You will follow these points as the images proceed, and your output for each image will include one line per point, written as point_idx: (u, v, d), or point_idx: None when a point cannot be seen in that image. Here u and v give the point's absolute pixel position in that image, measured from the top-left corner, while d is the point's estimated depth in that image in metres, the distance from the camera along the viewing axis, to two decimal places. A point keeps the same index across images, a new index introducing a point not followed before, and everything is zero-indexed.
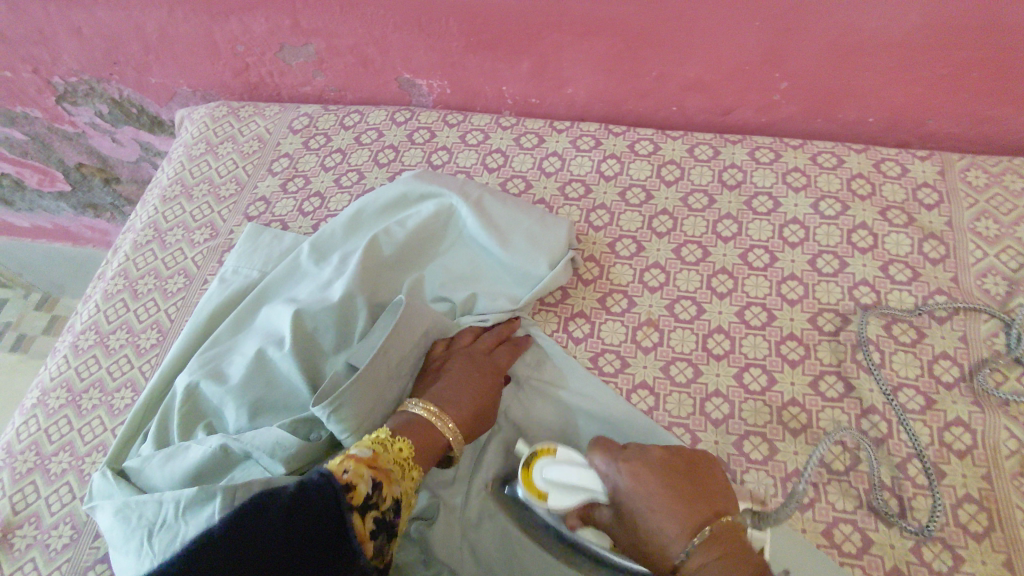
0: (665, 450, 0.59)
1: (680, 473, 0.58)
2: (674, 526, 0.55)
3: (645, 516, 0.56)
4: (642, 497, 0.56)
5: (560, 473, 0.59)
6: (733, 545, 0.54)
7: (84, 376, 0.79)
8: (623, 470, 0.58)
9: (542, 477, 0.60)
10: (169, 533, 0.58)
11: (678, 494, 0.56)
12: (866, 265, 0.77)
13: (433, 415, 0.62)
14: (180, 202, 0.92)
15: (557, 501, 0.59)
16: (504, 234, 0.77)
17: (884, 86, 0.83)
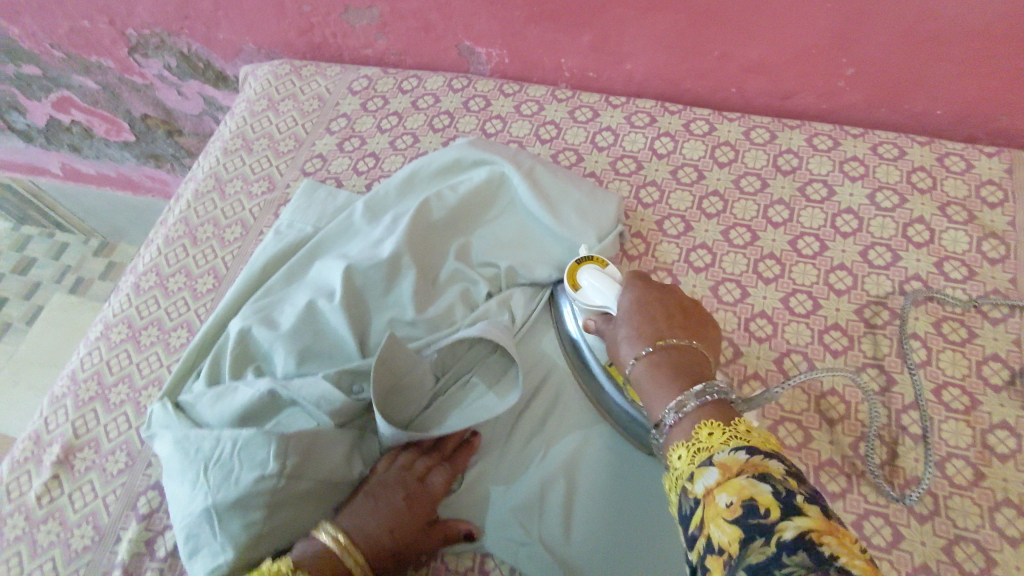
0: (690, 302, 0.66)
1: (690, 312, 0.64)
2: (644, 324, 0.62)
3: (627, 320, 0.63)
4: (634, 305, 0.64)
5: (599, 278, 0.69)
6: (689, 359, 0.58)
7: (144, 314, 0.83)
8: (630, 287, 0.66)
9: (585, 274, 0.70)
10: (222, 468, 0.61)
11: (669, 314, 0.63)
12: (920, 260, 0.75)
13: (342, 548, 0.57)
14: (241, 154, 0.95)
15: (584, 297, 0.69)
16: (554, 204, 0.78)
17: (956, 78, 0.80)
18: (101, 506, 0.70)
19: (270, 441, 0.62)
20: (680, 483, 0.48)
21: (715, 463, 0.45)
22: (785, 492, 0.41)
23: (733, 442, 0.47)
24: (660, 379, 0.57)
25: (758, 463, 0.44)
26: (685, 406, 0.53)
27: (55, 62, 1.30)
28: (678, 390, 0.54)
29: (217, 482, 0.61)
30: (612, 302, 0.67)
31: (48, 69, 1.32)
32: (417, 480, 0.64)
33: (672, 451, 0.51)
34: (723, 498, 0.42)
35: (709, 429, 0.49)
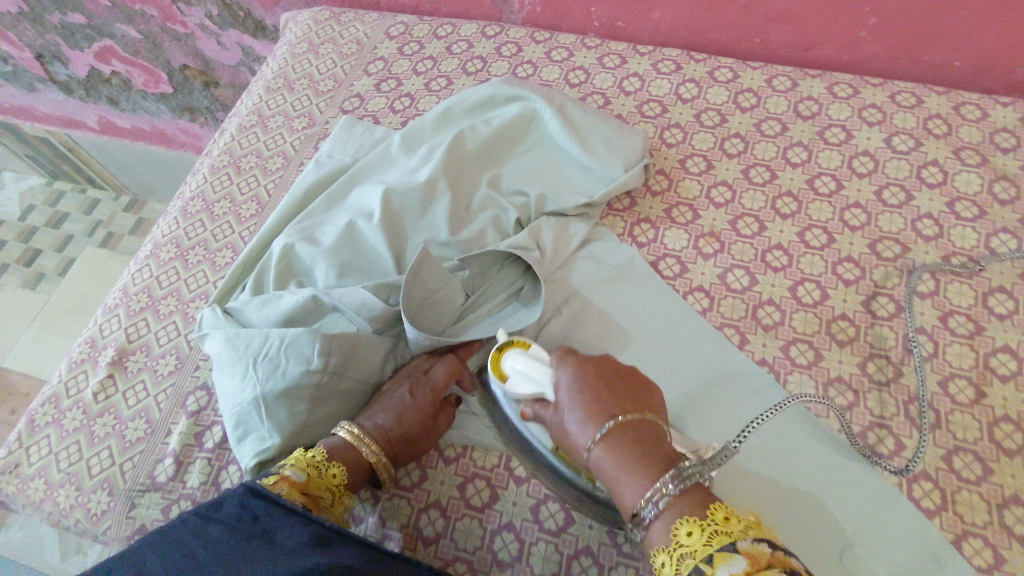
0: (622, 367, 0.62)
1: (628, 382, 0.61)
2: (590, 402, 0.57)
3: (571, 404, 0.58)
4: (576, 384, 0.59)
5: (525, 361, 0.63)
6: (646, 440, 0.54)
7: (191, 235, 0.88)
8: (565, 366, 0.61)
9: (509, 362, 0.64)
10: (270, 363, 0.66)
11: (611, 394, 0.58)
12: (933, 200, 0.78)
13: (358, 440, 0.64)
14: (283, 93, 1.00)
15: (513, 386, 0.64)
16: (582, 138, 0.82)
17: (974, 29, 0.83)
18: (153, 403, 0.75)
19: (314, 341, 0.66)
20: (689, 564, 0.45)
21: (741, 550, 0.44)
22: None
23: (752, 531, 0.46)
24: (628, 468, 0.53)
25: (782, 558, 0.44)
26: (663, 494, 0.50)
27: (101, 10, 1.35)
28: (652, 477, 0.51)
29: (264, 376, 0.65)
30: (544, 387, 0.62)
31: (93, 17, 1.37)
32: (421, 377, 0.69)
33: (678, 525, 0.48)
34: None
35: (725, 512, 0.47)
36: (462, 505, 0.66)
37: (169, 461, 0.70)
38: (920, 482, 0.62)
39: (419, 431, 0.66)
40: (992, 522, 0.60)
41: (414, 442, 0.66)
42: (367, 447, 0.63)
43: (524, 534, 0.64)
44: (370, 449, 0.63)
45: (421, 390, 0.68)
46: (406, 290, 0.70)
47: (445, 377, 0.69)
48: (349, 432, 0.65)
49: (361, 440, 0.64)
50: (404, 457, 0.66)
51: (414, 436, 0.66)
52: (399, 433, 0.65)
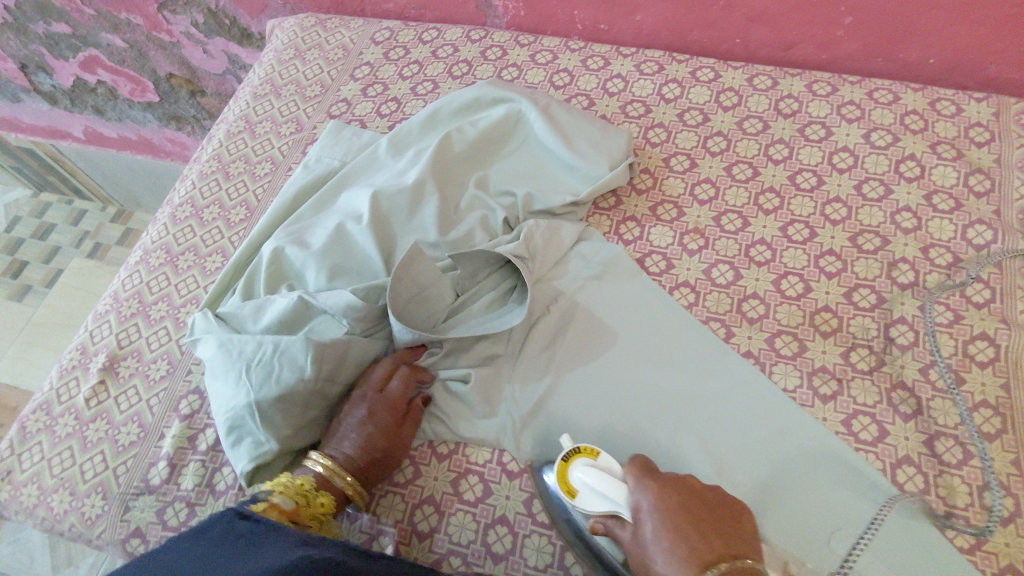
0: (707, 490, 0.57)
1: (715, 509, 0.56)
2: (680, 542, 0.52)
3: (657, 540, 0.53)
4: (662, 517, 0.54)
5: (595, 474, 0.59)
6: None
7: (181, 241, 0.88)
8: (647, 489, 0.56)
9: (578, 476, 0.60)
10: (264, 370, 0.66)
11: (699, 527, 0.53)
12: (911, 194, 0.80)
13: (332, 474, 0.64)
14: (270, 99, 1.00)
15: (586, 502, 0.59)
16: (567, 138, 0.83)
17: (947, 26, 0.85)
18: (145, 408, 0.75)
19: (307, 348, 0.66)
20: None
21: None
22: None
23: None
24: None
25: None
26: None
27: (86, 19, 1.35)
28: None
29: (257, 382, 0.65)
30: (619, 504, 0.57)
31: (78, 26, 1.38)
32: (375, 394, 0.69)
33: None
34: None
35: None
36: (456, 501, 0.68)
37: (163, 464, 0.71)
38: (902, 467, 0.64)
39: (386, 449, 0.67)
40: (973, 504, 0.62)
41: (386, 461, 0.67)
42: (341, 479, 0.64)
43: (518, 528, 0.65)
44: (342, 483, 0.64)
45: (381, 410, 0.68)
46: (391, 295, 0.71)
47: (401, 389, 0.69)
48: (321, 469, 0.65)
49: (332, 473, 0.64)
50: (379, 475, 0.67)
51: (386, 452, 0.67)
52: (366, 457, 0.65)
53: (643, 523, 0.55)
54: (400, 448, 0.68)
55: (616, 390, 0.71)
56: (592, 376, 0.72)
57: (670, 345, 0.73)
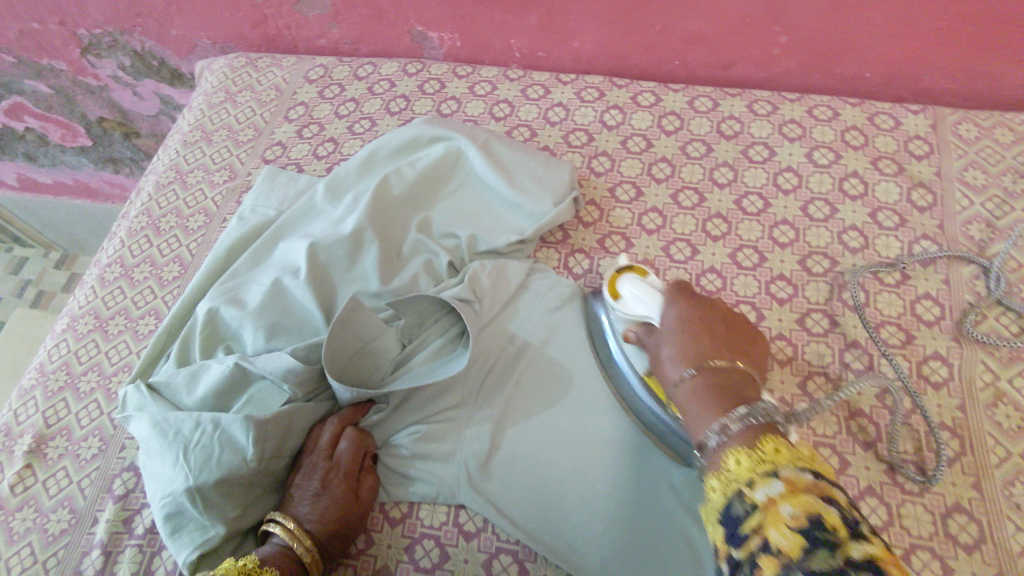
0: (734, 321, 0.64)
1: (739, 334, 0.63)
2: (688, 344, 0.60)
3: (673, 345, 0.61)
4: (678, 327, 0.63)
5: (641, 286, 0.70)
6: (731, 378, 0.55)
7: (110, 304, 0.84)
8: (676, 305, 0.65)
9: (626, 283, 0.71)
10: (203, 452, 0.61)
11: (713, 336, 0.61)
12: (856, 212, 0.80)
13: (292, 537, 0.60)
14: (201, 146, 0.96)
15: (624, 305, 0.70)
16: (509, 174, 0.80)
17: (880, 41, 0.85)
18: (76, 491, 0.71)
19: (248, 427, 0.62)
20: (733, 488, 0.45)
21: (780, 476, 0.43)
22: (851, 520, 0.40)
23: (801, 463, 0.44)
24: (703, 400, 0.54)
25: (825, 488, 0.42)
26: (729, 426, 0.49)
27: (7, 67, 1.29)
28: (721, 411, 0.51)
29: (198, 462, 0.60)
30: (652, 312, 0.68)
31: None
32: (326, 459, 0.66)
33: (729, 456, 0.47)
34: (787, 509, 0.41)
35: (773, 443, 0.46)
36: (412, 568, 0.65)
37: (97, 553, 0.66)
38: (865, 499, 0.64)
39: (349, 516, 0.64)
40: (938, 532, 0.61)
41: (347, 531, 0.63)
42: (300, 544, 0.60)
43: None
44: (303, 548, 0.60)
45: (335, 479, 0.64)
46: (326, 352, 0.67)
47: (352, 453, 0.66)
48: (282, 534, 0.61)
49: (291, 541, 0.60)
50: (338, 547, 0.63)
51: (345, 519, 0.63)
52: (327, 525, 0.62)
53: (666, 333, 0.64)
54: (359, 516, 0.64)
55: (578, 441, 0.69)
56: (553, 425, 0.70)
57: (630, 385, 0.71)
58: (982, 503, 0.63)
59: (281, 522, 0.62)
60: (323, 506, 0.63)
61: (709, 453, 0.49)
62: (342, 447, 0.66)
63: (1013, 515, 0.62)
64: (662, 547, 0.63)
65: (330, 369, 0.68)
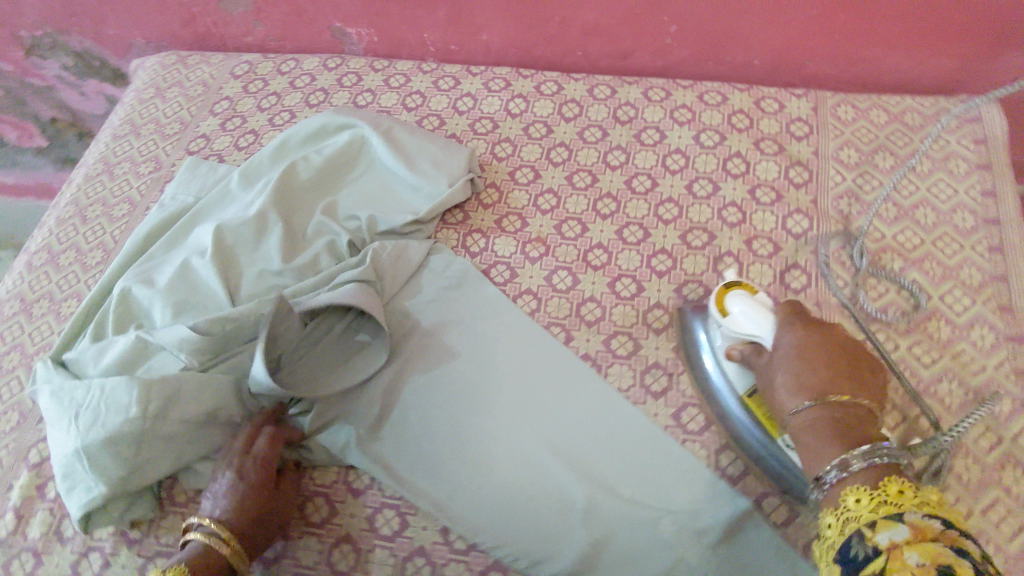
0: (851, 340, 0.61)
1: (855, 356, 0.60)
2: (804, 372, 0.58)
3: (785, 367, 0.59)
4: (791, 353, 0.60)
5: (750, 304, 0.65)
6: (856, 420, 0.54)
7: (36, 289, 0.88)
8: (791, 327, 0.61)
9: (734, 300, 0.67)
10: (91, 414, 0.65)
11: (831, 363, 0.58)
12: (736, 189, 0.84)
13: (210, 536, 0.62)
14: (129, 139, 1.01)
15: (731, 322, 0.66)
16: (409, 159, 0.85)
17: (761, 29, 0.90)
18: None
19: (130, 388, 0.65)
20: (854, 526, 0.47)
21: (907, 522, 0.45)
22: (979, 567, 0.40)
23: (926, 510, 0.46)
24: (822, 437, 0.54)
25: (953, 536, 0.43)
26: (850, 464, 0.51)
27: None
28: (843, 449, 0.53)
29: (86, 425, 0.65)
30: (764, 332, 0.63)
31: None
32: (242, 455, 0.68)
33: (848, 494, 0.50)
34: (912, 555, 0.42)
35: (898, 486, 0.48)
36: (303, 523, 0.69)
37: (11, 515, 0.71)
38: (727, 452, 0.68)
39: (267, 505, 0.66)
40: None
41: (265, 520, 0.65)
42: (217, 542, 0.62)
43: (361, 544, 0.67)
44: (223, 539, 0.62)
45: (249, 469, 0.67)
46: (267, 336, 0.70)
47: (268, 446, 0.68)
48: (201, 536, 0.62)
49: (213, 539, 0.62)
50: (262, 537, 0.65)
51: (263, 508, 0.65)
52: (243, 514, 0.64)
53: (778, 357, 0.61)
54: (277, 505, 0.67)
55: (466, 401, 0.73)
56: (441, 389, 0.74)
57: (517, 349, 0.76)
58: None
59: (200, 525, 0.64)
60: (236, 497, 0.65)
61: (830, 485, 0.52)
62: (257, 442, 0.69)
63: None
64: (532, 501, 0.66)
65: (228, 342, 0.74)
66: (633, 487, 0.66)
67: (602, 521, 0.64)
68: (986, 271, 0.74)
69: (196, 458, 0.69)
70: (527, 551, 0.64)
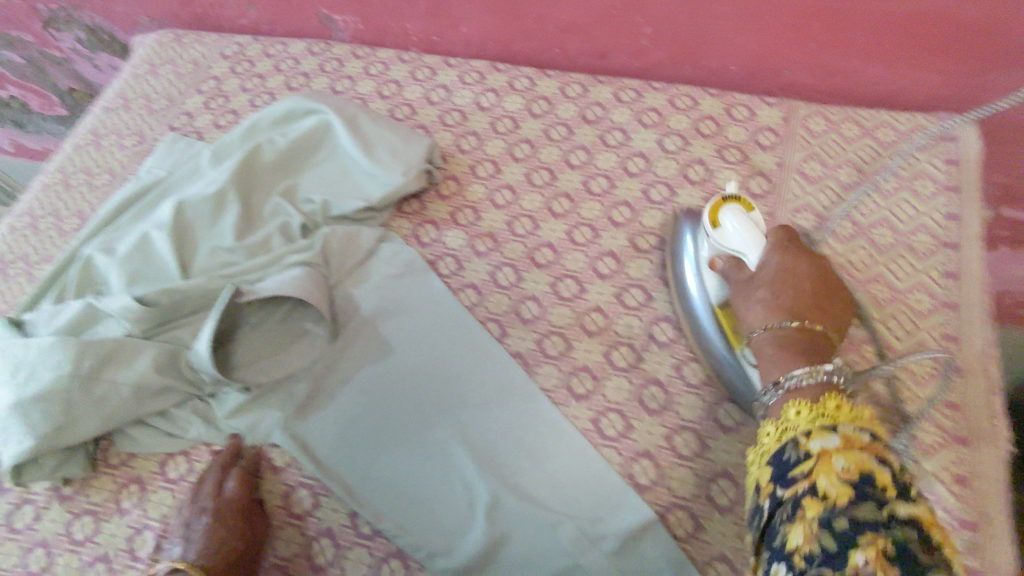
0: (830, 275, 0.64)
1: (829, 289, 0.63)
2: (779, 294, 0.60)
3: (763, 289, 0.62)
4: (770, 271, 0.62)
5: (743, 222, 0.67)
6: (816, 343, 0.57)
7: (14, 251, 0.92)
8: (776, 249, 0.64)
9: (730, 214, 0.68)
10: (29, 370, 0.69)
11: (804, 293, 0.60)
12: (692, 196, 0.83)
13: None
14: (119, 112, 1.05)
15: (723, 236, 0.68)
16: (369, 146, 0.86)
17: (736, 36, 0.87)
18: None
19: (71, 349, 0.70)
20: (791, 434, 0.49)
21: (838, 432, 0.46)
22: (898, 482, 0.43)
23: (861, 424, 0.47)
24: (780, 353, 0.56)
25: (880, 453, 0.44)
26: (801, 380, 0.53)
27: None
28: (798, 364, 0.55)
29: (27, 379, 0.69)
30: (750, 249, 0.65)
31: None
32: (215, 498, 0.68)
33: (791, 407, 0.51)
34: (841, 463, 0.43)
35: (837, 402, 0.49)
36: None
37: None
38: (640, 460, 0.67)
39: (240, 550, 0.66)
40: (699, 494, 0.65)
41: (241, 564, 0.66)
42: None
43: (275, 520, 0.69)
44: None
45: (227, 512, 0.67)
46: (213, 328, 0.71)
47: (239, 489, 0.68)
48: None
49: None
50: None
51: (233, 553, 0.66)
52: (219, 562, 0.65)
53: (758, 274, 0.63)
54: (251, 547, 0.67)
55: (392, 389, 0.74)
56: (370, 376, 0.75)
57: (450, 341, 0.76)
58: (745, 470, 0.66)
59: (175, 572, 0.64)
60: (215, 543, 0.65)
61: (781, 391, 0.53)
62: (231, 484, 0.69)
63: None
64: (444, 494, 0.68)
65: (171, 315, 0.77)
66: (540, 489, 0.67)
67: (505, 520, 0.65)
68: (936, 297, 0.71)
69: (129, 422, 0.73)
70: (426, 542, 0.65)
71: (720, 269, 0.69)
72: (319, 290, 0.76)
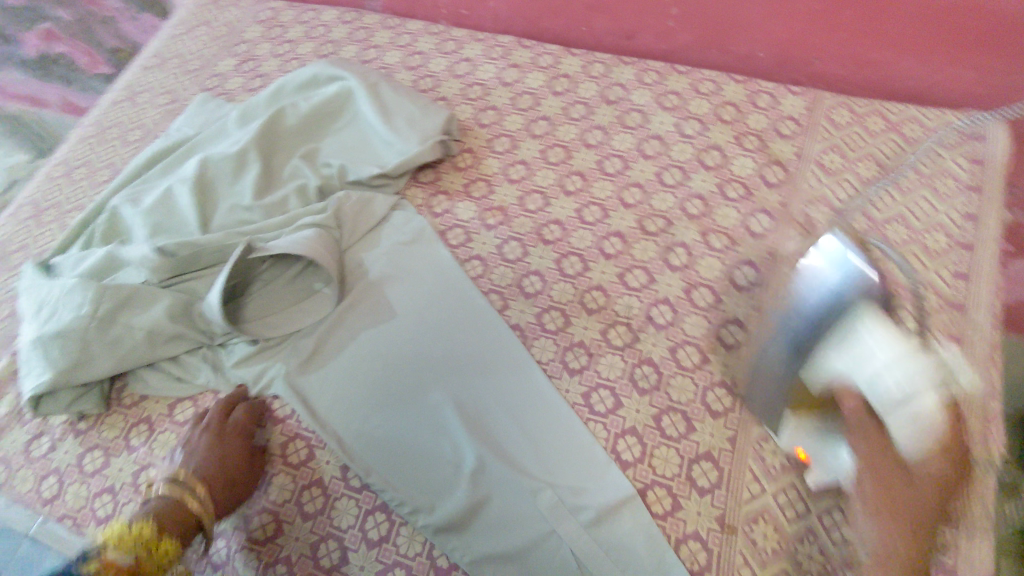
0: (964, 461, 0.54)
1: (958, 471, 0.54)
2: (899, 501, 0.52)
3: (886, 480, 0.52)
4: (916, 477, 0.52)
5: (927, 431, 0.50)
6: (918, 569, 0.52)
7: (49, 198, 0.97)
8: (938, 456, 0.52)
9: (926, 400, 0.50)
10: (52, 308, 0.74)
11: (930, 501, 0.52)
12: (705, 182, 0.82)
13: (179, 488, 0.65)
14: (155, 71, 1.08)
15: (893, 413, 0.51)
16: (388, 114, 0.88)
17: (765, 20, 0.89)
18: None
19: (87, 290, 0.74)
20: None
21: None
22: None
23: None
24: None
25: None
26: None
27: None
28: None
29: (49, 316, 0.74)
30: (906, 443, 0.52)
31: None
32: (220, 419, 0.71)
33: None
34: None
35: None
36: None
37: None
38: (626, 437, 0.69)
39: (237, 467, 0.68)
40: (681, 474, 0.66)
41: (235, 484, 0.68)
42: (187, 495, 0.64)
43: (269, 467, 0.72)
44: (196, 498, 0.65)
45: (228, 432, 0.70)
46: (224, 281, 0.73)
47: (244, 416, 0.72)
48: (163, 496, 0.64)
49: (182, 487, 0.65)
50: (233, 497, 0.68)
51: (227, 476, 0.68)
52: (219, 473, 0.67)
53: (903, 470, 0.52)
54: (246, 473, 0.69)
55: (392, 352, 0.76)
56: (372, 337, 0.77)
57: (450, 307, 0.78)
58: (730, 455, 0.67)
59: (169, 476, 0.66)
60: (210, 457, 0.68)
61: None
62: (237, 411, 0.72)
63: (753, 467, 0.66)
64: (432, 456, 0.70)
65: (186, 266, 0.79)
66: (525, 457, 0.68)
67: (488, 485, 0.67)
68: (944, 298, 0.69)
69: (141, 363, 0.76)
70: (410, 498, 0.68)
71: (850, 396, 0.54)
72: (328, 250, 0.78)
